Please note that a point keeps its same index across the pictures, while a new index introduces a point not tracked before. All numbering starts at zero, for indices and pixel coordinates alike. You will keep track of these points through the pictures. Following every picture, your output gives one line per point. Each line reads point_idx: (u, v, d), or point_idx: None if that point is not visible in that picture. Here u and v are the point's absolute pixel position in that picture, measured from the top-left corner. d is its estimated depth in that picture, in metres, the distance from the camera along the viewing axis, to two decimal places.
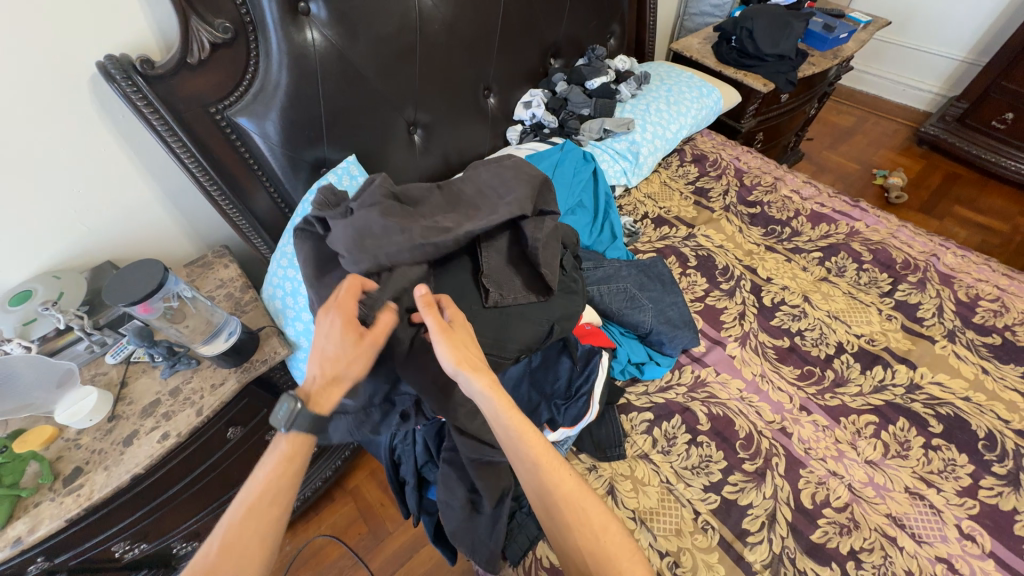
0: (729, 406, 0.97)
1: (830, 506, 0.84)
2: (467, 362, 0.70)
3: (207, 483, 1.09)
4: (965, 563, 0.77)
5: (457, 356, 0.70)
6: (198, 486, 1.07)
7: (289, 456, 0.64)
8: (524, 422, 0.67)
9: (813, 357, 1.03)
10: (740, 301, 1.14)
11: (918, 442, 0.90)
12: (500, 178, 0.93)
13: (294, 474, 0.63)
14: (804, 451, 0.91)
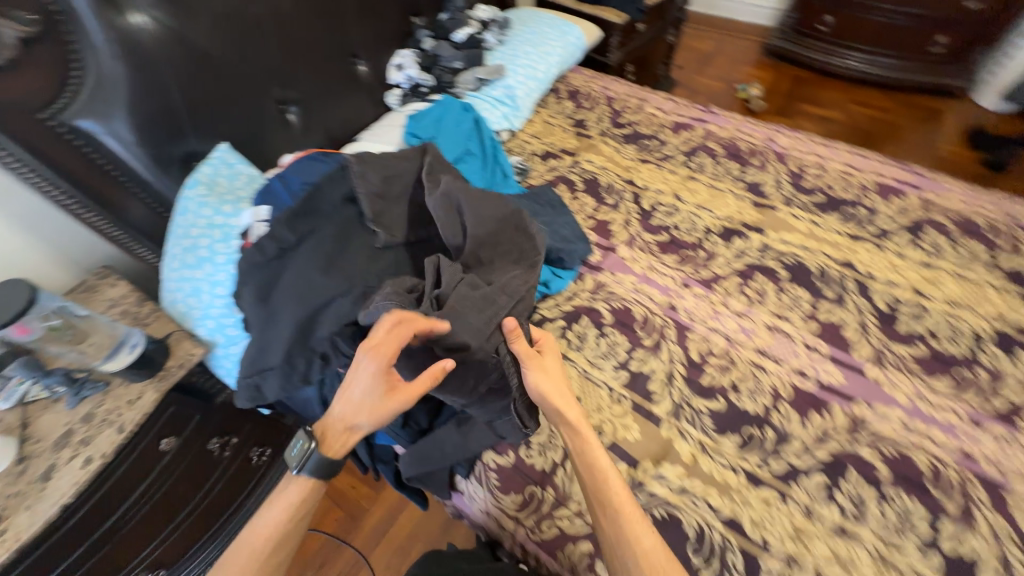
0: (626, 299, 1.11)
1: (713, 356, 1.01)
2: (552, 394, 0.77)
3: (155, 502, 1.07)
4: (813, 369, 0.97)
5: (544, 386, 0.77)
6: (146, 507, 1.05)
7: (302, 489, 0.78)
8: (608, 466, 0.75)
9: (688, 243, 1.20)
10: (624, 211, 1.28)
11: (772, 289, 1.10)
12: (475, 215, 0.86)
13: (306, 503, 0.78)
14: (688, 319, 1.07)
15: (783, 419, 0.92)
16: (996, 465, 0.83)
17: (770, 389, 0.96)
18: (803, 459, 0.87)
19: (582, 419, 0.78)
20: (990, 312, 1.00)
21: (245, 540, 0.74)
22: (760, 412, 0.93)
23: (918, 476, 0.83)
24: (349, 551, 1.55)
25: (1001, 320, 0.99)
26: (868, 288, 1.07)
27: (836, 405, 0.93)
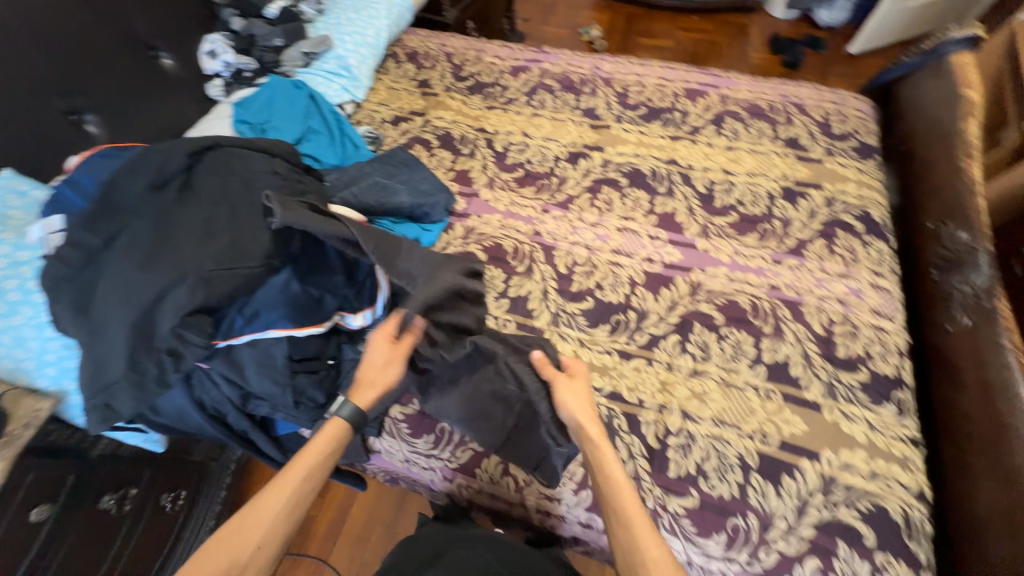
0: (496, 236, 1.18)
1: (578, 265, 1.13)
2: (585, 415, 0.79)
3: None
4: (658, 254, 1.13)
5: (574, 408, 0.80)
6: None
7: (329, 442, 0.74)
8: (627, 480, 0.71)
9: (541, 174, 1.29)
10: (480, 157, 1.34)
11: (617, 196, 1.23)
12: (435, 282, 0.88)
13: (331, 462, 0.73)
14: (552, 239, 1.17)
15: (641, 300, 1.07)
16: (793, 289, 1.05)
17: (628, 280, 1.10)
18: (660, 327, 1.03)
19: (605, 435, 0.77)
20: (777, 174, 1.22)
21: (261, 492, 0.67)
22: (622, 300, 1.07)
23: (743, 314, 1.03)
24: (306, 562, 1.50)
25: (786, 178, 1.21)
26: (690, 178, 1.24)
27: (679, 277, 1.09)
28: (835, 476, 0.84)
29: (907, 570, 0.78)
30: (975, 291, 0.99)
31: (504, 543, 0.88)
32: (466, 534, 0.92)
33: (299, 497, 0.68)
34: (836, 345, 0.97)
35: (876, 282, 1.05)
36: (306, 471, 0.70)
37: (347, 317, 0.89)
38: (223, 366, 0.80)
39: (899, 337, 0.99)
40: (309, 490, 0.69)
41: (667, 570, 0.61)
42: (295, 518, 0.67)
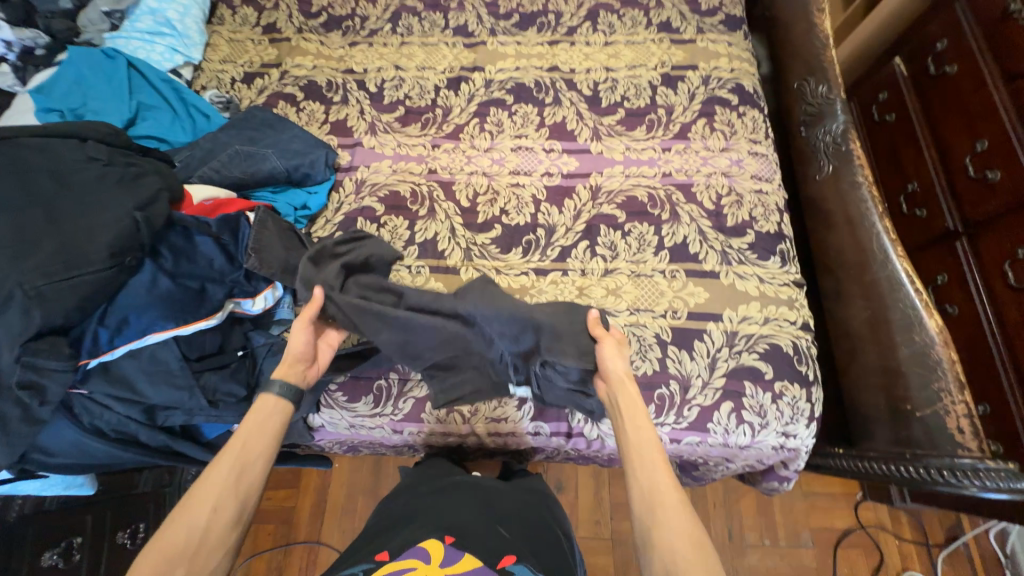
0: (390, 183, 1.12)
1: (479, 195, 1.10)
2: (624, 377, 0.80)
3: None
4: (555, 167, 1.12)
5: (619, 369, 0.80)
6: None
7: (267, 413, 0.74)
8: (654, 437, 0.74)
9: (424, 108, 1.21)
10: (354, 102, 1.22)
11: (506, 116, 1.19)
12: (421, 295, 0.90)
13: (275, 429, 0.73)
14: (449, 174, 1.13)
15: (548, 216, 1.07)
16: (683, 173, 1.09)
17: (531, 199, 1.09)
18: (569, 238, 1.05)
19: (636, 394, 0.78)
20: (656, 61, 1.22)
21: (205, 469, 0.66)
22: (529, 220, 1.07)
23: (641, 206, 1.06)
24: (299, 547, 1.52)
25: (663, 65, 1.22)
26: (573, 82, 1.21)
27: (579, 185, 1.10)
28: (736, 329, 0.95)
29: (800, 388, 0.91)
30: (834, 139, 1.08)
31: (474, 483, 0.90)
32: (440, 476, 0.92)
33: (248, 459, 0.68)
34: (726, 215, 1.05)
35: (753, 149, 1.11)
36: (249, 440, 0.70)
37: (240, 303, 0.83)
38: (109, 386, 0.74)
39: (778, 196, 1.07)
40: (257, 455, 0.70)
41: (678, 510, 0.65)
42: (250, 482, 0.67)
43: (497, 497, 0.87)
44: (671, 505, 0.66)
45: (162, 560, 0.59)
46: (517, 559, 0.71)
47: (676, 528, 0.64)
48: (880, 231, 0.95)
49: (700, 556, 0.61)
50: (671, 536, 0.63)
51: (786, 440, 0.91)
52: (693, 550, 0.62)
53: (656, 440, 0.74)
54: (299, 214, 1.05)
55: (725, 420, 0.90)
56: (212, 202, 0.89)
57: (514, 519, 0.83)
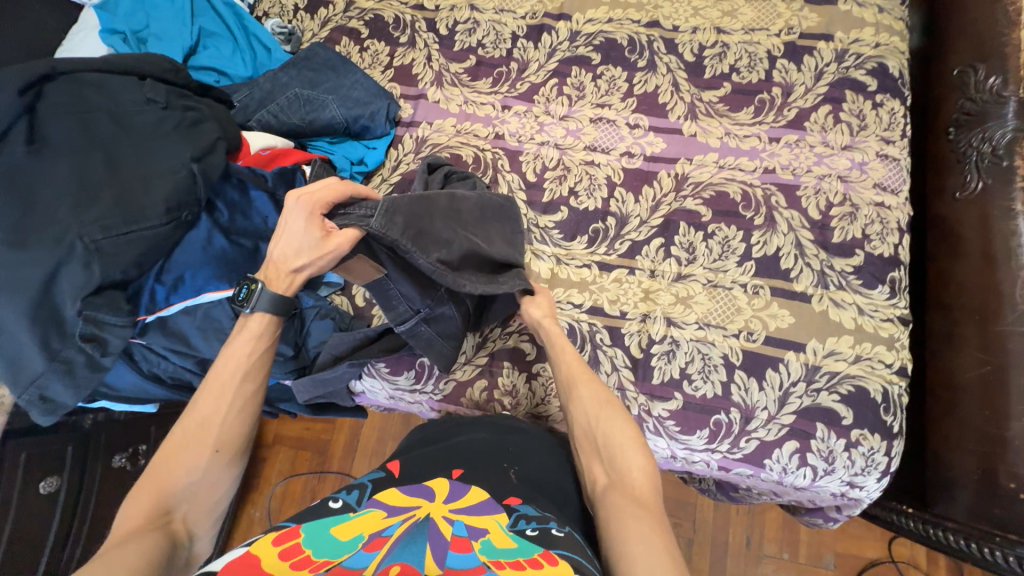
0: (453, 145, 1.02)
1: (547, 170, 0.99)
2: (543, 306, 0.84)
3: (89, 523, 1.05)
4: (637, 147, 0.99)
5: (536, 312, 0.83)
6: (83, 530, 1.04)
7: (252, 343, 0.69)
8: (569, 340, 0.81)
9: (497, 60, 1.07)
10: (422, 46, 1.10)
11: (589, 79, 1.04)
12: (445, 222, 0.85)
13: (262, 365, 0.68)
14: (517, 142, 1.02)
15: (621, 204, 0.96)
16: (790, 170, 0.93)
17: (605, 181, 0.97)
18: (642, 232, 0.94)
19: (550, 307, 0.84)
20: (780, 26, 1.01)
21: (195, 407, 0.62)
22: (599, 206, 0.96)
23: (732, 205, 0.93)
24: (331, 477, 1.63)
25: (790, 31, 1.00)
26: (674, 43, 1.03)
27: (663, 171, 0.97)
28: (818, 364, 0.84)
29: (880, 440, 0.81)
30: (993, 150, 0.88)
31: (491, 421, 0.81)
32: (461, 418, 0.84)
33: (229, 382, 0.65)
34: (832, 229, 0.89)
35: (883, 151, 0.93)
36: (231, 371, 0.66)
37: None
38: (166, 338, 0.74)
39: (901, 212, 0.90)
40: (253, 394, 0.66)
41: (589, 390, 0.73)
42: (243, 423, 0.64)
43: (521, 441, 0.78)
44: (586, 388, 0.74)
45: (152, 501, 0.56)
46: (523, 499, 0.64)
47: (592, 400, 0.72)
48: None
49: (609, 413, 0.70)
50: (586, 412, 0.71)
51: (849, 490, 0.83)
52: (601, 410, 0.70)
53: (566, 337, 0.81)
54: (355, 170, 0.99)
55: (785, 460, 0.82)
56: (271, 151, 0.85)
57: (532, 462, 0.74)
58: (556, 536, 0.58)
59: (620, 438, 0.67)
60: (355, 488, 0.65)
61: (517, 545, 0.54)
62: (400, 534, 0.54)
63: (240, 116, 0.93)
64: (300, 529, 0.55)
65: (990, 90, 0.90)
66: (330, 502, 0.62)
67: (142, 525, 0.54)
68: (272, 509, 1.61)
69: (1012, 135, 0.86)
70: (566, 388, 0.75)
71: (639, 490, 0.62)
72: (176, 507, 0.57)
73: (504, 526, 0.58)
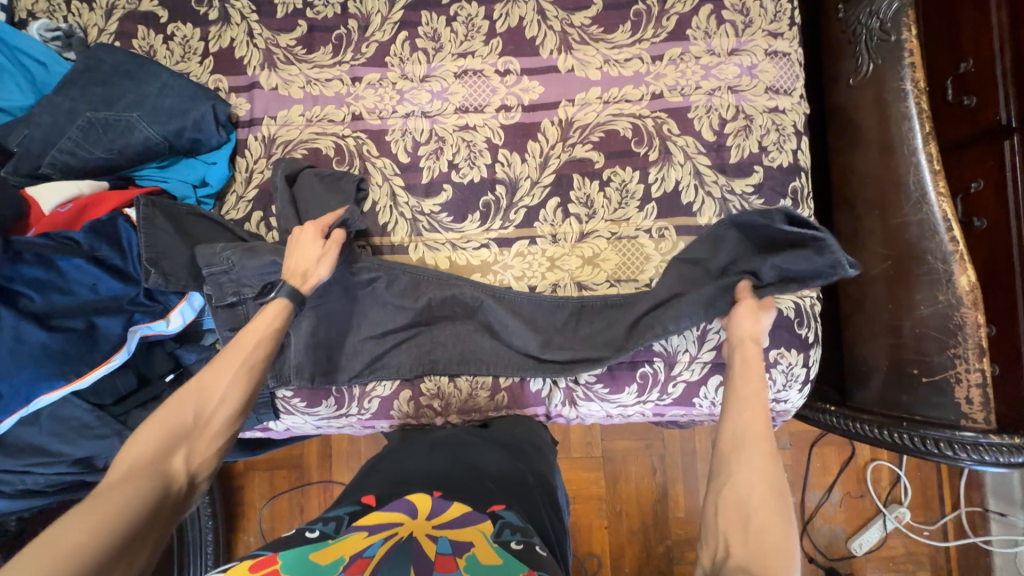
0: (308, 138, 0.88)
1: (420, 146, 0.87)
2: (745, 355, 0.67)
3: None
4: (512, 96, 0.87)
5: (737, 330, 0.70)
6: None
7: (274, 315, 0.65)
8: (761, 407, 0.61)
9: (332, 20, 0.90)
10: (237, 20, 0.91)
11: (443, 23, 0.88)
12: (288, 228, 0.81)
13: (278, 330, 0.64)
14: (378, 119, 0.88)
15: (508, 167, 0.86)
16: (678, 91, 0.85)
17: (485, 145, 0.87)
18: (535, 195, 0.85)
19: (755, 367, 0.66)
20: None
21: (212, 364, 0.58)
22: (485, 175, 0.86)
23: (624, 144, 0.85)
24: (315, 487, 1.61)
25: None
26: None
27: (545, 121, 0.86)
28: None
29: (797, 354, 0.83)
30: (881, 24, 0.81)
31: (452, 441, 0.76)
32: (417, 439, 0.79)
33: (247, 351, 0.60)
34: (729, 149, 0.84)
35: (771, 47, 0.84)
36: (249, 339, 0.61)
37: (149, 326, 0.71)
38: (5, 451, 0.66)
39: (797, 113, 0.84)
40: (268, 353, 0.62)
41: (764, 465, 0.56)
42: (252, 378, 0.59)
43: (481, 450, 0.74)
44: (762, 456, 0.56)
45: (155, 444, 0.51)
46: (507, 506, 0.60)
47: (757, 477, 0.55)
48: (922, 161, 0.77)
49: (776, 507, 0.53)
50: (742, 483, 0.55)
51: (776, 404, 0.86)
52: (767, 496, 0.54)
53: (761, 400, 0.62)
54: (201, 195, 0.85)
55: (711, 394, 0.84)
56: (72, 204, 0.71)
57: (501, 468, 0.70)
58: (541, 553, 0.52)
59: (772, 527, 0.51)
60: (334, 518, 0.57)
61: (502, 561, 0.49)
62: (382, 556, 0.50)
63: (25, 165, 0.77)
64: (278, 557, 0.49)
65: None
66: (307, 533, 0.54)
67: (146, 458, 0.50)
68: (264, 530, 1.61)
69: (897, 5, 0.80)
70: (740, 455, 0.57)
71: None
72: (178, 445, 0.53)
73: (488, 538, 0.53)
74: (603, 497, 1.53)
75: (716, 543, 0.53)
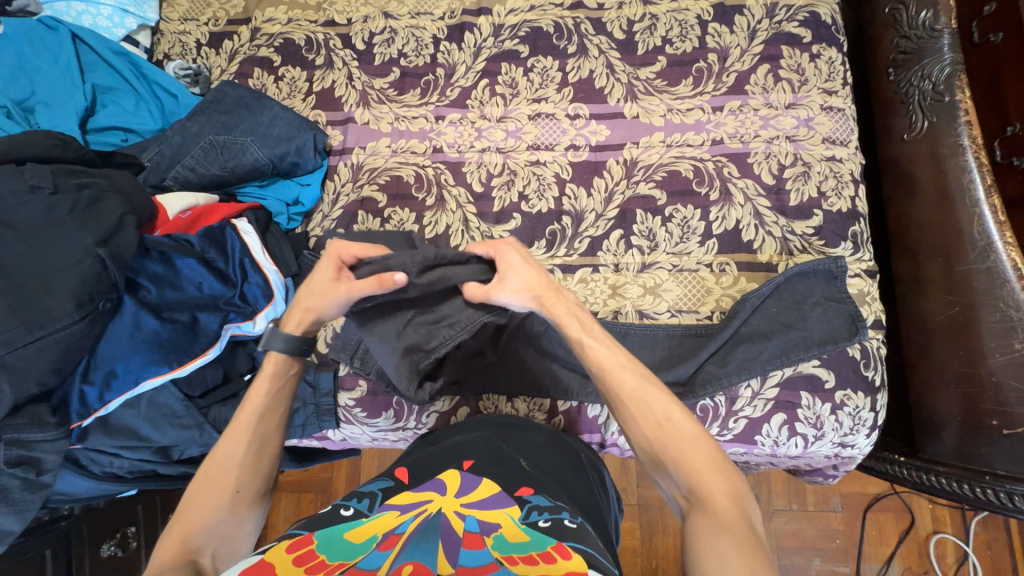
0: (392, 166, 0.97)
1: (493, 177, 0.95)
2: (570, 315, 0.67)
3: None
4: (581, 137, 0.95)
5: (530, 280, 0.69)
6: None
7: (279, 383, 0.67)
8: (623, 361, 0.64)
9: (422, 68, 1.02)
10: (340, 65, 1.04)
11: (521, 73, 0.99)
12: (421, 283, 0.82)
13: (281, 393, 0.65)
14: (457, 153, 0.97)
15: (574, 201, 0.92)
16: (738, 138, 0.91)
17: (554, 179, 0.93)
18: (599, 226, 0.90)
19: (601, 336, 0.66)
20: None
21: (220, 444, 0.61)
22: (553, 206, 0.92)
23: (686, 184, 0.90)
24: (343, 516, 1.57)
25: None
26: (602, 22, 0.99)
27: (611, 160, 0.93)
28: (808, 336, 0.81)
29: (864, 397, 0.81)
30: (934, 86, 0.87)
31: (503, 421, 0.75)
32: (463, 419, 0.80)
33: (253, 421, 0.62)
34: (788, 192, 0.88)
35: (827, 103, 0.91)
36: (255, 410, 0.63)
37: (239, 326, 0.76)
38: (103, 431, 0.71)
39: (853, 163, 0.89)
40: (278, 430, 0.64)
41: (651, 401, 0.61)
42: (262, 454, 0.61)
43: (522, 430, 0.73)
44: (649, 399, 0.61)
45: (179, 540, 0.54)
46: (535, 490, 0.59)
47: (659, 419, 0.60)
48: (984, 212, 0.79)
49: (681, 429, 0.59)
50: (650, 432, 0.59)
51: (841, 449, 0.83)
52: (669, 423, 0.59)
53: (621, 353, 0.65)
54: (292, 212, 0.94)
55: (774, 433, 0.82)
56: (191, 212, 0.80)
57: (538, 450, 0.70)
58: (570, 526, 0.53)
59: (697, 458, 0.57)
60: (367, 495, 0.58)
61: (529, 538, 0.50)
62: (412, 530, 0.50)
63: (152, 177, 0.87)
64: (314, 536, 0.51)
65: (923, 25, 0.90)
66: (341, 509, 0.56)
67: (173, 557, 0.52)
68: None
69: (949, 70, 0.87)
70: (633, 410, 0.61)
71: (722, 512, 0.53)
72: (203, 540, 0.55)
73: (515, 518, 0.53)
74: (639, 549, 1.44)
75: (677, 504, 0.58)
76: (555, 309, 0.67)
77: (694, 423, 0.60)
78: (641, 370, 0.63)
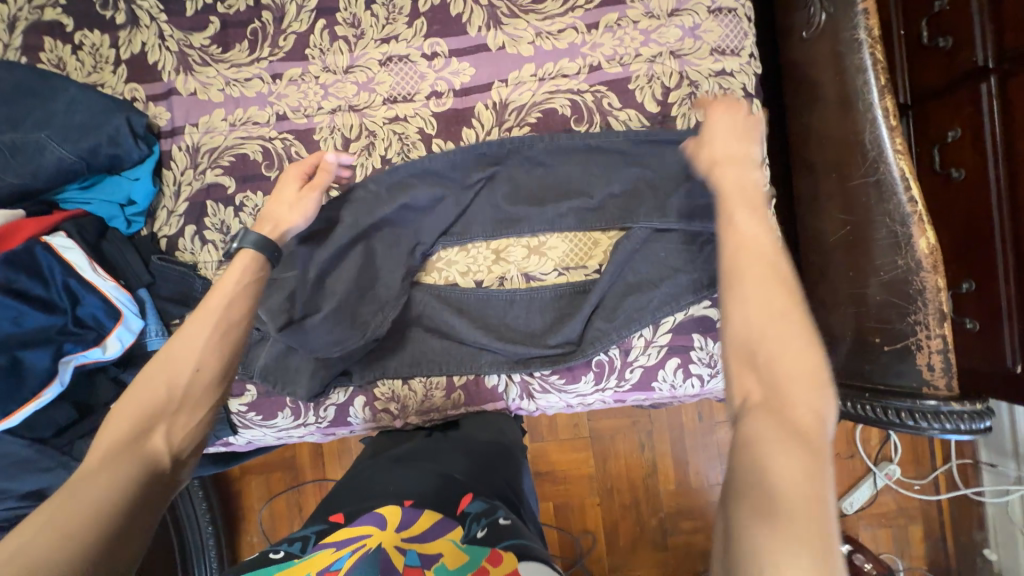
0: (234, 144, 0.84)
1: (350, 143, 0.83)
2: (737, 196, 0.59)
3: None
4: (442, 82, 0.82)
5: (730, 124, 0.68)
6: None
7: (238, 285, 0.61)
8: (763, 239, 0.53)
9: (246, 15, 0.84)
10: (147, 22, 0.85)
11: (362, 7, 0.82)
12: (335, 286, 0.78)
13: (246, 295, 0.61)
14: (304, 118, 0.83)
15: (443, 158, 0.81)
16: (617, 61, 0.79)
17: (418, 136, 0.82)
18: None
19: (750, 214, 0.55)
20: None
21: (180, 332, 0.55)
22: None
23: (563, 123, 0.80)
24: (311, 487, 1.31)
25: None
26: None
27: (479, 105, 0.81)
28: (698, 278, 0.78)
29: None
30: None
31: (420, 447, 0.75)
32: (382, 452, 0.77)
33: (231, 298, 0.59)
34: (674, 119, 0.79)
35: (715, 4, 0.78)
36: (210, 316, 0.57)
37: (84, 355, 0.70)
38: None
39: (746, 75, 0.78)
40: (240, 319, 0.59)
41: (769, 290, 0.49)
42: (234, 334, 0.58)
43: (439, 449, 0.73)
44: (777, 287, 0.49)
45: (131, 422, 0.50)
46: (473, 498, 0.60)
47: (775, 309, 0.48)
48: (878, 116, 0.71)
49: (794, 328, 0.46)
50: (752, 317, 0.48)
51: None
52: (783, 319, 0.47)
53: (761, 233, 0.53)
54: (129, 213, 0.82)
55: (671, 376, 0.81)
56: None
57: (459, 458, 0.70)
58: (505, 526, 0.54)
59: (794, 367, 0.44)
60: (299, 538, 0.56)
61: (468, 557, 0.49)
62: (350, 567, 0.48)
63: None
64: None
65: None
66: (273, 554, 0.53)
67: (123, 442, 0.49)
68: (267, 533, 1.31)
69: None
70: (747, 288, 0.49)
71: (800, 431, 0.41)
72: (152, 428, 0.50)
73: (456, 540, 0.52)
74: (594, 475, 1.42)
75: (738, 392, 0.46)
76: (726, 175, 0.62)
77: (808, 323, 0.47)
78: (780, 257, 0.51)
